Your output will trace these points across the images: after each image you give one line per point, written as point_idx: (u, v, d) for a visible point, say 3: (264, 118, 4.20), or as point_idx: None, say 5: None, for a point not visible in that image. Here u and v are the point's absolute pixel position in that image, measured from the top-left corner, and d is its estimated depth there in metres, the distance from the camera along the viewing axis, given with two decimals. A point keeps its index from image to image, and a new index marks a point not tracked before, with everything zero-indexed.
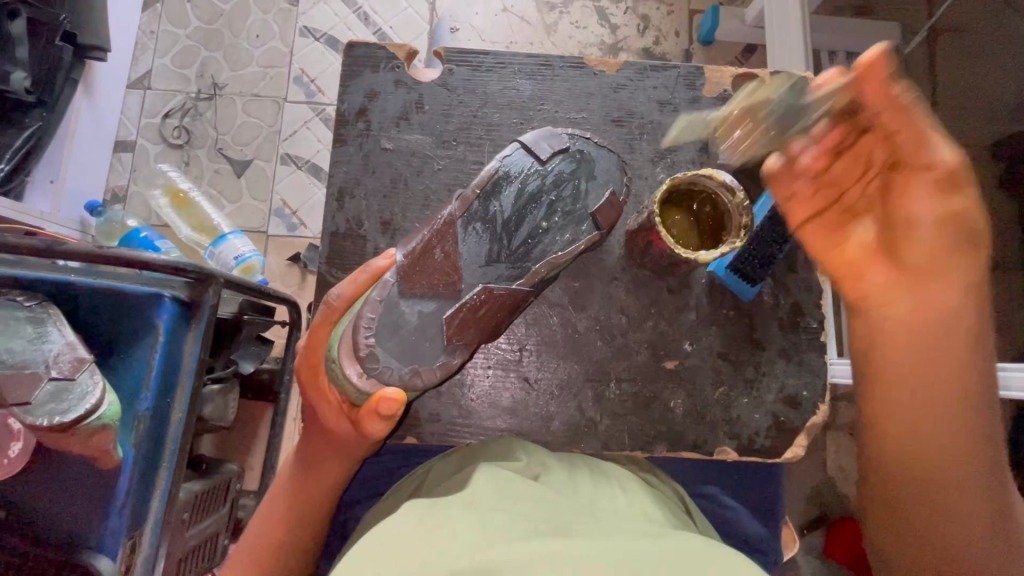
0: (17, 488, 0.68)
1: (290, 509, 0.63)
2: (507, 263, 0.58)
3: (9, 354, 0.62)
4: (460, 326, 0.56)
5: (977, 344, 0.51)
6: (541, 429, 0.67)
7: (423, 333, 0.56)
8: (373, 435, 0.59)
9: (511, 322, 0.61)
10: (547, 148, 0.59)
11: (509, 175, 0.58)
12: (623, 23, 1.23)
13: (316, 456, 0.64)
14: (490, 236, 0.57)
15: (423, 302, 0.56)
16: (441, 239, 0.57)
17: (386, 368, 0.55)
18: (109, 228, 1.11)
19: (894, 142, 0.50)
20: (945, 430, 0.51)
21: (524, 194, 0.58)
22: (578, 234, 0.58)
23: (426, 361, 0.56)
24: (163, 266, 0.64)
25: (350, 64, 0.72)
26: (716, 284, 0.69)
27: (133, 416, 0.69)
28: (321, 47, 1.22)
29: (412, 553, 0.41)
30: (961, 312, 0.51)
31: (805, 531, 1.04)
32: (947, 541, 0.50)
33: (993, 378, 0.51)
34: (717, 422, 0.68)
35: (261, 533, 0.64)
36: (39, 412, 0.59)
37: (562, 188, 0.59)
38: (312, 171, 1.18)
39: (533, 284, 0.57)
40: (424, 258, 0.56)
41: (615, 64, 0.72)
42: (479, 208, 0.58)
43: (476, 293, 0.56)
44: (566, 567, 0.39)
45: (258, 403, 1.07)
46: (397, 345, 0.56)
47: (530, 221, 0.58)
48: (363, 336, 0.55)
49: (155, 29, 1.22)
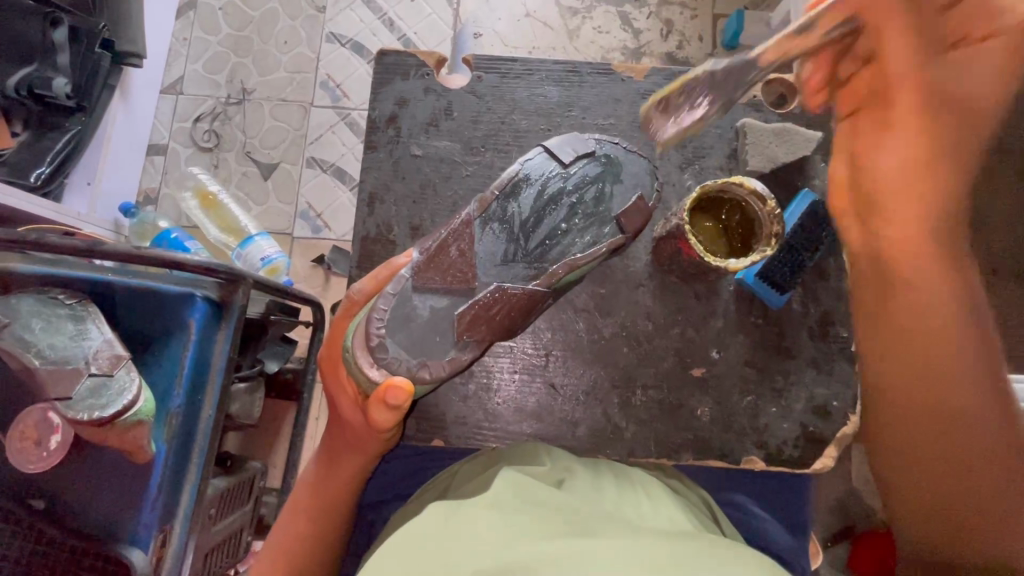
0: (55, 481, 0.71)
1: (315, 504, 0.65)
2: (524, 262, 0.58)
3: (51, 350, 0.64)
4: (472, 322, 0.56)
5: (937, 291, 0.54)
6: (566, 435, 0.67)
7: (435, 327, 0.56)
8: (381, 426, 0.59)
9: (527, 323, 0.60)
10: (570, 151, 0.59)
11: (529, 178, 0.59)
12: (646, 27, 1.22)
13: (338, 452, 0.65)
14: (508, 237, 0.58)
15: (436, 297, 0.56)
16: (458, 237, 0.57)
17: (395, 359, 0.56)
18: (142, 229, 1.14)
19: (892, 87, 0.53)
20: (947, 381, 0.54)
21: (544, 195, 0.59)
22: (601, 236, 0.58)
23: (435, 355, 0.56)
24: (196, 266, 0.66)
25: (382, 71, 0.73)
26: (744, 290, 0.69)
27: (165, 413, 0.71)
28: (348, 53, 1.25)
29: (440, 551, 0.42)
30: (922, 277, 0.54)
31: (830, 542, 1.02)
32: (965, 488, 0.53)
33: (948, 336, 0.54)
34: (744, 430, 0.67)
35: (289, 530, 0.64)
36: (80, 407, 0.62)
37: (584, 191, 0.59)
38: (338, 175, 1.21)
39: (550, 284, 0.57)
40: (440, 255, 0.56)
41: (644, 70, 0.73)
42: (498, 208, 0.58)
43: (491, 291, 0.56)
44: (584, 565, 0.39)
45: (283, 401, 1.09)
46: (407, 338, 0.56)
47: (548, 222, 0.58)
48: (375, 327, 0.56)
49: (189, 36, 1.26)
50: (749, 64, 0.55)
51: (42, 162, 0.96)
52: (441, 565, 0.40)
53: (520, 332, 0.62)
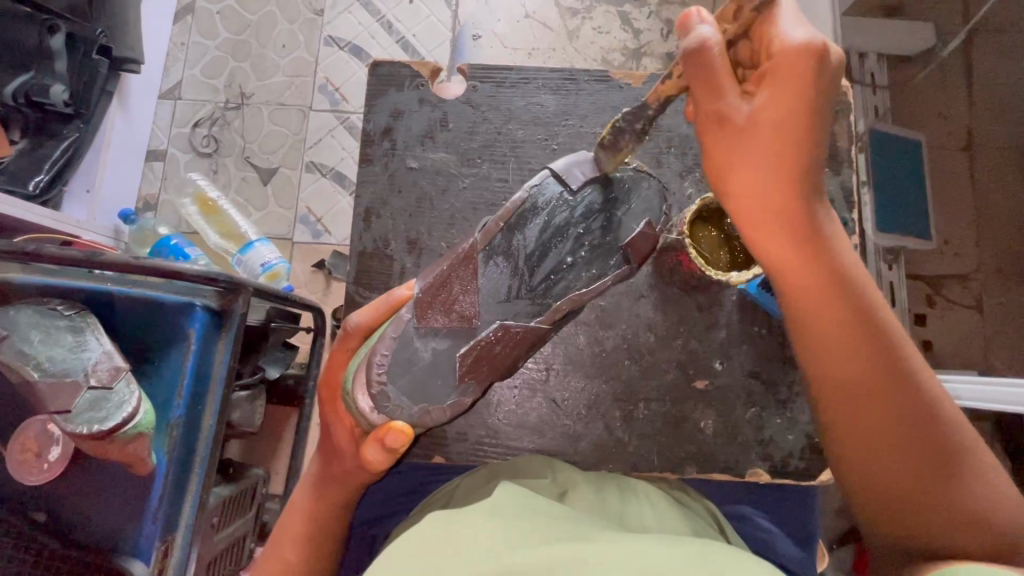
0: (56, 496, 0.71)
1: (305, 526, 0.63)
2: (527, 298, 0.57)
3: (50, 362, 0.64)
4: (473, 365, 0.55)
5: (827, 284, 0.49)
6: (568, 448, 0.67)
7: (437, 370, 0.55)
8: (374, 466, 0.59)
9: (529, 357, 0.60)
10: (580, 175, 0.56)
11: (536, 206, 0.57)
12: (647, 27, 1.21)
13: (327, 474, 0.63)
14: (512, 271, 0.57)
15: (438, 338, 0.55)
16: (461, 273, 0.56)
17: (397, 406, 0.55)
18: (142, 235, 1.14)
19: (707, 103, 0.46)
20: (853, 369, 0.50)
21: (549, 227, 0.57)
22: (606, 268, 0.57)
23: (438, 400, 0.55)
24: (197, 275, 0.66)
25: (376, 83, 0.73)
26: (747, 300, 0.68)
27: (166, 423, 0.70)
28: (346, 56, 1.24)
29: (434, 556, 0.40)
30: (809, 267, 0.49)
31: (835, 545, 1.00)
32: (895, 471, 0.50)
33: (850, 321, 0.50)
34: (749, 443, 0.67)
35: (277, 553, 0.62)
36: (79, 421, 0.62)
37: (591, 220, 0.57)
38: (338, 179, 1.20)
39: (554, 321, 0.56)
40: (441, 292, 0.56)
41: (641, 76, 0.72)
42: (502, 241, 0.57)
43: (493, 331, 0.55)
44: (582, 568, 0.38)
45: (284, 409, 1.09)
46: (409, 383, 0.55)
47: (553, 255, 0.57)
48: (376, 373, 0.54)
49: (186, 40, 1.25)
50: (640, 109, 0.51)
51: (40, 171, 0.96)
52: (440, 569, 0.39)
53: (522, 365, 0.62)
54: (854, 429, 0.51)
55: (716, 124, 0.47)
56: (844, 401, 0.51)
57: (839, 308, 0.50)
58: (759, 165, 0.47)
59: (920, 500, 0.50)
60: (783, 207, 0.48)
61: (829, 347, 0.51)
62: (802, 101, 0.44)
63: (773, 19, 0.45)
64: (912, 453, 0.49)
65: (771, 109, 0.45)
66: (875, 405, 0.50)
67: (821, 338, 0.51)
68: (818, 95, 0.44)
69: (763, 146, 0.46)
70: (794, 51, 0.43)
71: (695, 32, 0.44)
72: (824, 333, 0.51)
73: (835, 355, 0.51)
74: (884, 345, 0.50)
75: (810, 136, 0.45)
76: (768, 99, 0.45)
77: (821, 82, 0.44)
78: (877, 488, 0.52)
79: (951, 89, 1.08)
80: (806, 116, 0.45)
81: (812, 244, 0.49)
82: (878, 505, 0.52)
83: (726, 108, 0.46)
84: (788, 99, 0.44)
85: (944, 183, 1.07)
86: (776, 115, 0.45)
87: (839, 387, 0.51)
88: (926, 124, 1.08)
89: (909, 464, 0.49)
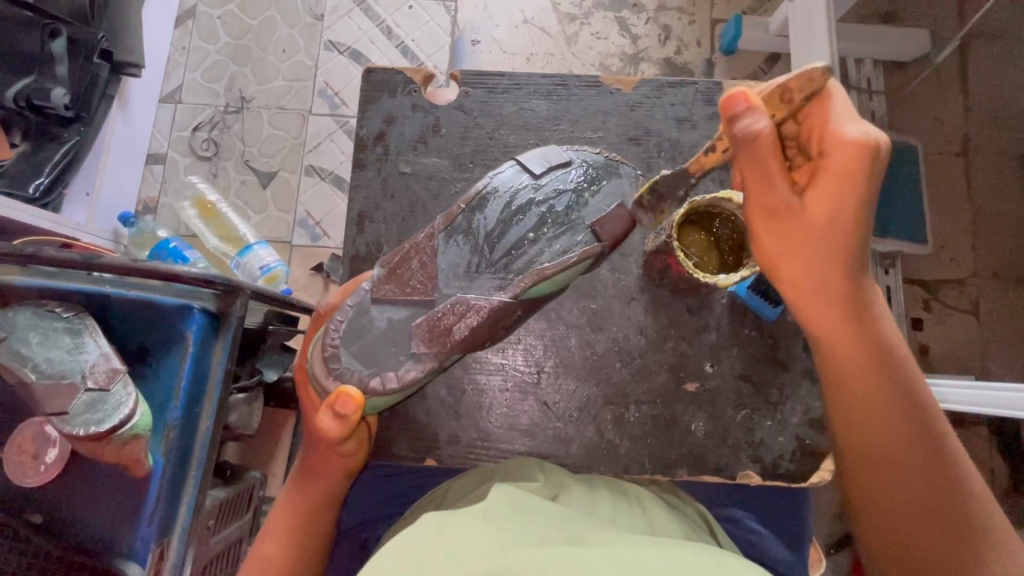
0: (50, 499, 0.71)
1: (291, 523, 0.64)
2: (487, 273, 0.57)
3: (47, 364, 0.64)
4: (428, 335, 0.56)
5: (865, 356, 0.52)
6: (560, 451, 0.67)
7: (390, 338, 0.57)
8: (330, 437, 0.58)
9: (497, 336, 0.60)
10: (541, 163, 0.60)
11: (497, 190, 0.59)
12: (644, 33, 1.22)
13: (313, 470, 0.64)
14: (472, 248, 0.58)
15: (393, 309, 0.57)
16: (421, 249, 0.58)
17: (347, 369, 0.56)
18: (141, 238, 1.15)
19: (761, 188, 0.49)
20: (888, 437, 0.52)
21: (511, 207, 0.58)
22: (572, 244, 0.57)
23: (389, 366, 0.56)
24: (194, 277, 0.67)
25: (371, 88, 0.74)
26: (737, 303, 0.69)
27: (163, 425, 0.70)
28: (345, 60, 1.25)
29: (428, 558, 0.41)
30: (848, 340, 0.52)
31: (831, 550, 1.00)
32: (920, 540, 0.52)
33: (888, 393, 0.52)
34: (739, 445, 0.67)
35: (264, 552, 0.63)
36: (76, 422, 0.62)
37: (556, 201, 0.59)
38: (335, 182, 1.21)
39: (517, 295, 0.56)
40: (400, 266, 0.57)
41: (632, 82, 0.73)
42: (463, 221, 0.58)
43: (448, 302, 0.56)
44: (579, 570, 0.38)
45: (280, 411, 1.09)
46: (361, 349, 0.57)
47: (515, 232, 0.58)
48: (331, 338, 0.57)
49: (186, 45, 1.26)
50: (680, 174, 0.55)
51: (41, 174, 0.97)
52: (434, 570, 0.39)
53: (490, 345, 0.62)
54: (882, 498, 0.53)
55: (767, 207, 0.50)
56: (875, 468, 0.54)
57: (880, 382, 0.52)
58: (807, 245, 0.50)
59: (942, 575, 0.51)
60: (826, 283, 0.50)
61: (861, 414, 0.53)
62: (853, 190, 0.47)
63: (823, 109, 0.47)
64: (941, 526, 0.51)
65: (822, 198, 0.48)
66: (905, 476, 0.52)
67: (856, 405, 0.54)
68: (866, 185, 0.47)
69: (807, 229, 0.49)
70: (850, 148, 0.45)
71: (747, 121, 0.45)
72: (860, 402, 0.53)
73: (869, 427, 0.53)
74: (918, 418, 0.52)
75: (859, 222, 0.48)
76: (816, 189, 0.48)
77: (869, 178, 0.46)
78: (900, 559, 0.53)
79: (948, 95, 1.09)
80: (853, 207, 0.47)
81: (852, 318, 0.52)
82: (896, 574, 0.54)
83: (771, 192, 0.48)
84: (837, 192, 0.47)
85: (939, 188, 1.08)
86: (823, 205, 0.48)
87: (870, 454, 0.54)
88: (922, 129, 1.09)
89: (936, 537, 0.51)
